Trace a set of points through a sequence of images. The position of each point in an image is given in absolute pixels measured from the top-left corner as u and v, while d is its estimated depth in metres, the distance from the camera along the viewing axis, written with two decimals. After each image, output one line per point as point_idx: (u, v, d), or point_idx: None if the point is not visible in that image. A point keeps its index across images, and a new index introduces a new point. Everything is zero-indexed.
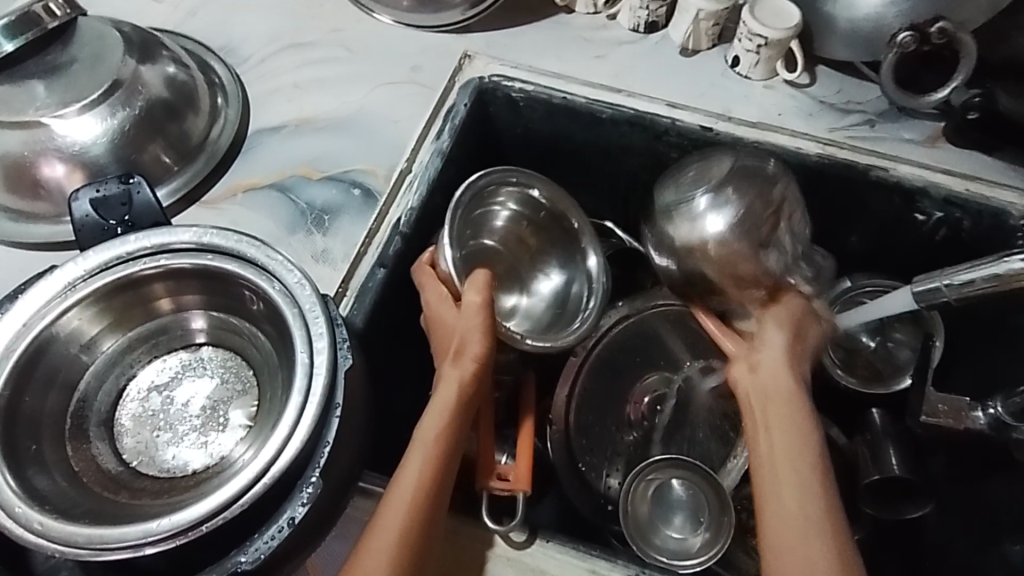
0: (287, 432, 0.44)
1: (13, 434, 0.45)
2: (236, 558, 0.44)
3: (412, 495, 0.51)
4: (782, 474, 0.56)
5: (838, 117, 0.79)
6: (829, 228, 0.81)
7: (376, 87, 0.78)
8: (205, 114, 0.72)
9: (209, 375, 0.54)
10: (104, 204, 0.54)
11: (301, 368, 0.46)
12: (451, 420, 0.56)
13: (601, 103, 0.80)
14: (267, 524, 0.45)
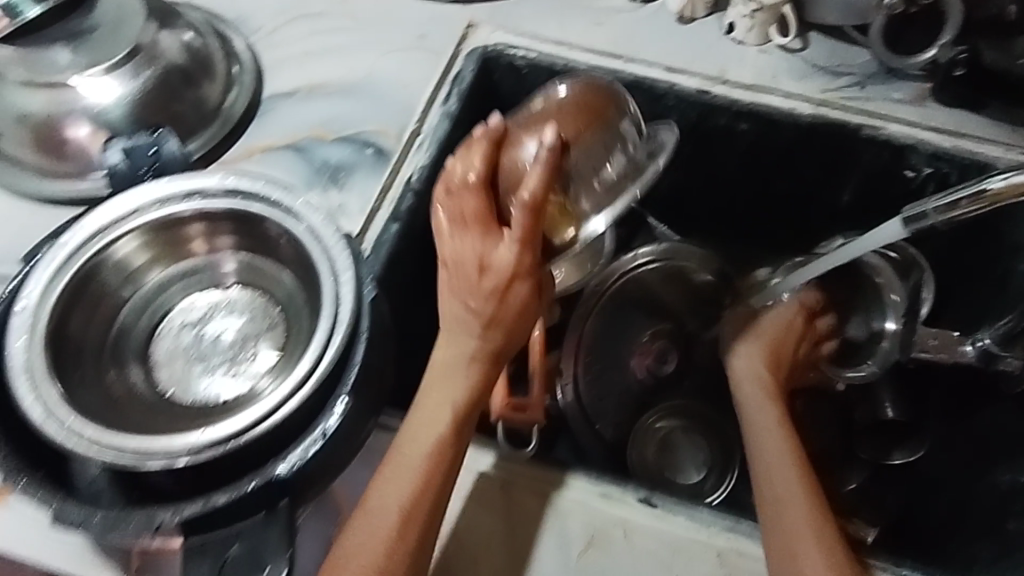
0: (313, 354, 0.48)
1: (61, 356, 0.48)
2: (273, 468, 0.47)
3: (413, 494, 0.50)
4: (773, 454, 0.58)
5: (829, 78, 0.82)
6: (820, 185, 0.84)
7: (385, 54, 0.81)
8: (221, 79, 0.74)
9: (239, 312, 0.56)
10: (133, 154, 0.57)
11: (327, 295, 0.50)
12: (457, 430, 0.54)
13: (601, 69, 0.83)
14: (300, 439, 0.48)
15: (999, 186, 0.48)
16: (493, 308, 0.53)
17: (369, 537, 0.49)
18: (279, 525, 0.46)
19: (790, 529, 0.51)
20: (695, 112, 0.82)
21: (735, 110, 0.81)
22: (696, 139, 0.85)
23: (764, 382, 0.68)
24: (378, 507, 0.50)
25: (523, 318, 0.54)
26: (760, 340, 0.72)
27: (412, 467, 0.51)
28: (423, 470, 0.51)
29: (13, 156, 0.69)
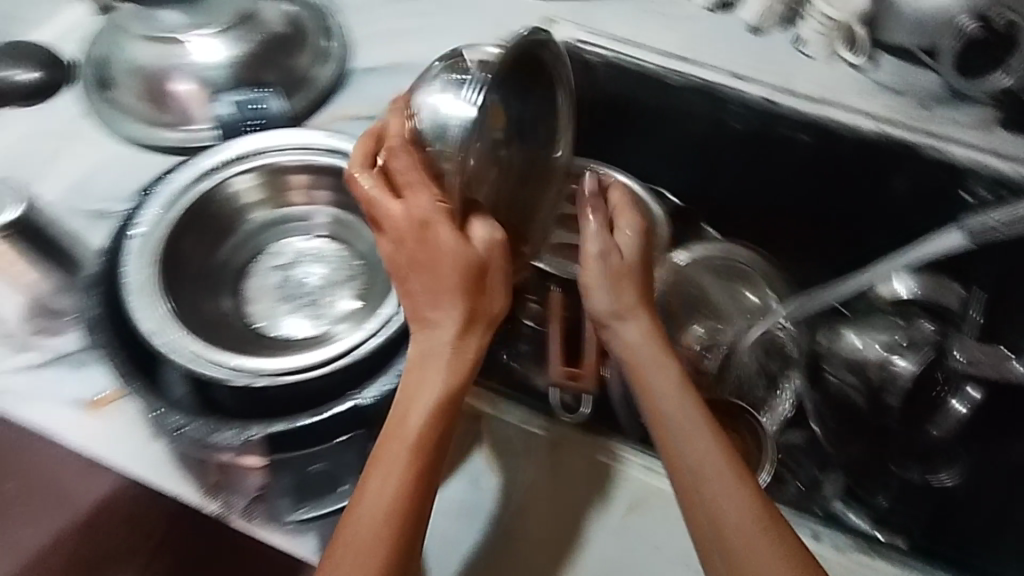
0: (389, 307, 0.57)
1: (177, 278, 0.58)
2: (356, 394, 0.53)
3: (390, 506, 0.48)
4: (694, 437, 0.54)
5: (895, 98, 0.84)
6: (868, 188, 0.83)
7: (467, 40, 0.85)
8: (313, 50, 0.79)
9: (323, 261, 0.64)
10: (241, 106, 0.72)
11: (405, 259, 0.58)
12: (429, 430, 0.50)
13: (670, 71, 0.86)
14: (379, 372, 0.54)
15: None
16: (434, 288, 0.52)
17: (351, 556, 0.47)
18: (355, 449, 0.54)
19: (737, 528, 0.50)
20: (759, 120, 0.85)
21: (797, 121, 0.84)
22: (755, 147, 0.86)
23: (657, 339, 0.59)
24: (356, 522, 0.48)
25: (450, 282, 0.52)
26: (602, 270, 0.61)
27: (385, 480, 0.49)
28: (400, 479, 0.49)
29: (118, 100, 0.74)
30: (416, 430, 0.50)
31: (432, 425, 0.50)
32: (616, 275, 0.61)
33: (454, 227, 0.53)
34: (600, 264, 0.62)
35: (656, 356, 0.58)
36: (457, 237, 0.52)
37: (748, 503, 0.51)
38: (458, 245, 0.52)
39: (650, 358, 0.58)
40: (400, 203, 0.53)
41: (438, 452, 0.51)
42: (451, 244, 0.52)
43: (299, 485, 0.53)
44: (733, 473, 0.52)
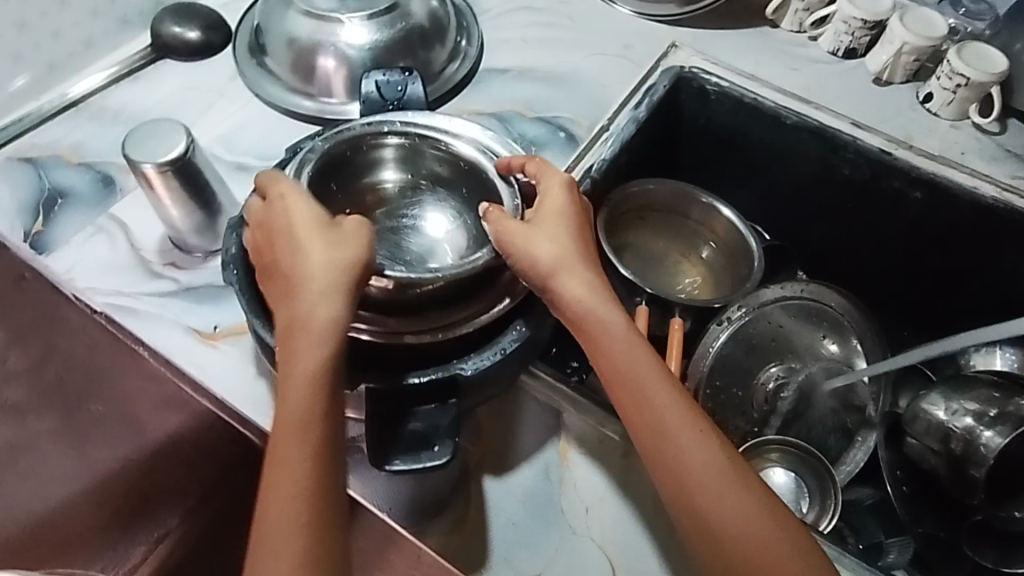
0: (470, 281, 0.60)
1: None
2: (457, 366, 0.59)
3: (303, 460, 0.51)
4: (652, 399, 0.55)
5: (1020, 167, 0.81)
6: (977, 255, 0.82)
7: (590, 55, 0.88)
8: (448, 49, 0.83)
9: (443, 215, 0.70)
10: (384, 87, 0.72)
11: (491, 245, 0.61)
12: (321, 385, 0.53)
13: (788, 109, 0.86)
14: (482, 350, 0.60)
15: None
16: (293, 261, 0.56)
17: (275, 508, 0.50)
18: (449, 413, 0.57)
19: (703, 482, 0.52)
20: (870, 169, 0.84)
21: (912, 176, 0.82)
22: (863, 198, 0.86)
23: (603, 294, 0.58)
24: (279, 476, 0.51)
25: (321, 241, 0.56)
26: (530, 225, 0.59)
27: (294, 435, 0.52)
28: (299, 431, 0.51)
29: (270, 67, 0.81)
30: (300, 406, 0.52)
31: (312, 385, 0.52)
32: (550, 230, 0.60)
33: (309, 200, 0.59)
34: (533, 222, 0.60)
35: (594, 329, 0.57)
36: (317, 210, 0.58)
37: (713, 456, 0.53)
38: (320, 219, 0.58)
39: (589, 326, 0.57)
40: (266, 206, 0.59)
41: (337, 398, 0.53)
42: (299, 216, 0.58)
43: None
44: (698, 434, 0.54)
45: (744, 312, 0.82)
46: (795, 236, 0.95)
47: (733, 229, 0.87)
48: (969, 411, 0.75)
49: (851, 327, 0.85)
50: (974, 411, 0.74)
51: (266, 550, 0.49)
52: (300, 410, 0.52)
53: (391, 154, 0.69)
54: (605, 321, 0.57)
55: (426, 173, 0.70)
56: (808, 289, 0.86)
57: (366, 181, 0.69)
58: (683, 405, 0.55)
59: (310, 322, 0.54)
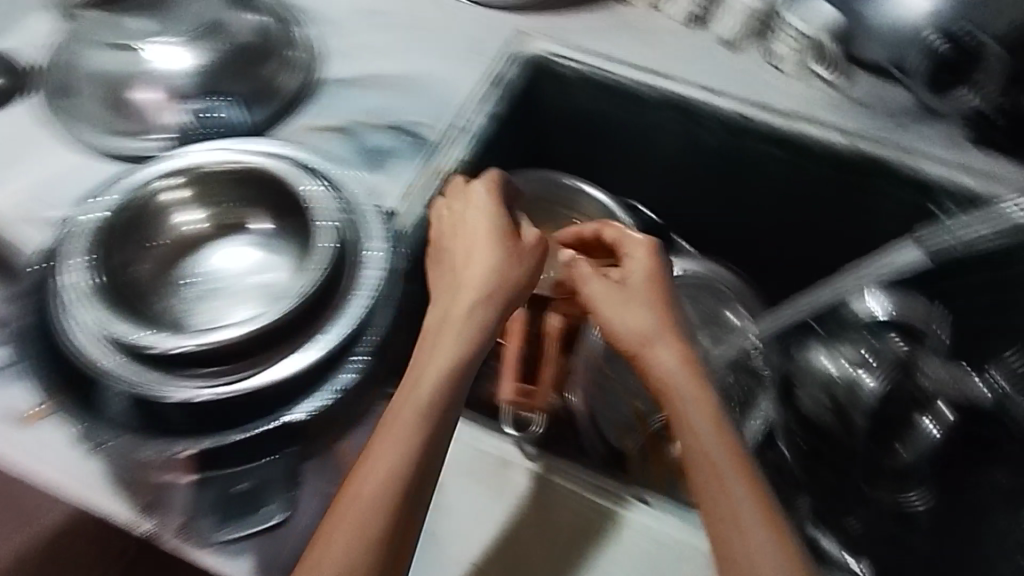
0: (304, 311, 0.58)
1: (120, 292, 0.60)
2: (286, 412, 0.57)
3: (394, 467, 0.50)
4: (717, 462, 0.52)
5: (866, 115, 0.83)
6: (842, 205, 0.84)
7: (437, 55, 0.85)
8: (282, 62, 0.79)
9: (257, 244, 0.67)
10: (198, 117, 0.73)
11: (321, 269, 0.60)
12: (432, 407, 0.53)
13: (644, 85, 0.85)
14: (311, 392, 0.58)
15: None
16: (464, 262, 0.61)
17: (350, 505, 0.48)
18: (286, 464, 0.56)
19: (733, 522, 0.50)
20: (729, 134, 0.84)
21: (769, 136, 0.83)
22: (729, 162, 0.86)
23: (691, 369, 0.57)
24: (364, 478, 0.50)
25: (482, 253, 0.62)
26: (620, 295, 0.62)
27: (401, 438, 0.51)
28: (407, 438, 0.51)
29: (83, 106, 0.75)
30: (409, 416, 0.52)
31: (434, 403, 0.53)
32: (636, 299, 0.62)
33: (489, 198, 0.66)
34: (617, 289, 0.63)
35: (670, 392, 0.56)
36: (496, 221, 0.64)
37: (752, 502, 0.50)
38: (487, 224, 0.64)
39: (665, 388, 0.56)
40: (463, 193, 0.67)
41: (446, 430, 0.53)
42: (468, 221, 0.64)
43: (223, 502, 0.55)
44: (744, 480, 0.51)
45: None
46: (672, 214, 0.95)
47: (608, 212, 0.86)
48: (853, 361, 0.76)
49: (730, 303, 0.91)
50: (859, 359, 0.76)
51: (327, 557, 0.46)
52: (410, 425, 0.52)
53: (176, 195, 0.66)
54: (687, 378, 0.56)
55: (228, 204, 0.67)
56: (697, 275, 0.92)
57: (166, 231, 0.66)
58: (730, 453, 0.52)
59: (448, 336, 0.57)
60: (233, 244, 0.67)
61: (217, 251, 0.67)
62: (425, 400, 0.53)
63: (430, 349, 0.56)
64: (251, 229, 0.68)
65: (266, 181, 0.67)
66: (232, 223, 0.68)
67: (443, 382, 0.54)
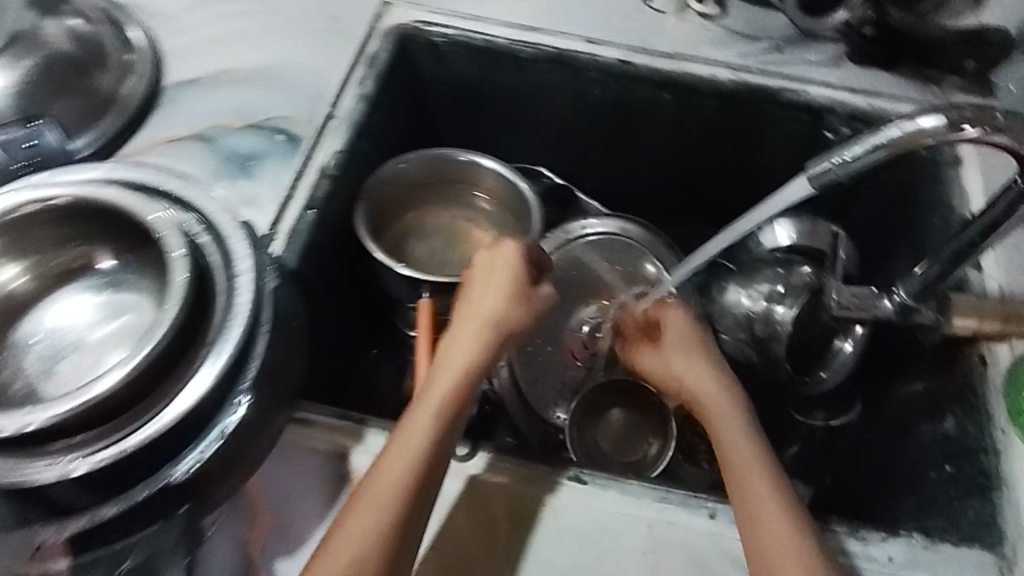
0: (171, 345, 0.45)
1: None
2: (172, 469, 0.46)
3: (406, 469, 0.50)
4: (748, 460, 0.55)
5: (746, 45, 0.81)
6: (737, 139, 0.83)
7: (294, 39, 0.77)
8: (116, 68, 0.70)
9: (106, 283, 0.53)
10: (10, 144, 0.62)
11: (182, 285, 0.45)
12: (444, 420, 0.53)
13: (521, 43, 0.81)
14: (199, 438, 0.47)
15: (895, 135, 0.46)
16: (468, 302, 0.62)
17: (357, 506, 0.48)
18: (177, 527, 0.47)
19: (761, 517, 0.51)
20: (617, 84, 0.81)
21: (657, 80, 0.80)
22: (620, 112, 0.84)
23: (731, 394, 0.61)
24: (378, 478, 0.49)
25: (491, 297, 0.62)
26: (665, 348, 0.68)
27: (408, 444, 0.51)
28: (425, 442, 0.51)
29: None
30: (420, 426, 0.52)
31: (446, 412, 0.54)
32: (684, 349, 0.67)
33: (509, 251, 0.65)
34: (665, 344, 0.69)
35: (714, 414, 0.60)
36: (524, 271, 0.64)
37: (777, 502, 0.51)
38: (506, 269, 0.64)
39: (710, 410, 0.61)
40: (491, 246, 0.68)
41: (451, 443, 0.53)
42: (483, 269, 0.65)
43: None
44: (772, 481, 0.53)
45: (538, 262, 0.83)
46: (573, 172, 0.93)
47: (506, 183, 0.82)
48: (761, 293, 0.78)
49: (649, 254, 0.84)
50: (766, 291, 0.78)
51: (334, 548, 0.46)
52: (425, 436, 0.52)
53: None
54: (723, 405, 0.60)
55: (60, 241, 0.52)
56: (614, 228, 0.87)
57: None
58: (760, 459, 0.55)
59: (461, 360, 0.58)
60: (81, 289, 0.53)
61: (58, 302, 0.53)
62: (439, 412, 0.53)
63: (444, 365, 0.57)
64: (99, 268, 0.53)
65: (88, 203, 0.49)
66: (71, 265, 0.53)
67: (455, 396, 0.55)
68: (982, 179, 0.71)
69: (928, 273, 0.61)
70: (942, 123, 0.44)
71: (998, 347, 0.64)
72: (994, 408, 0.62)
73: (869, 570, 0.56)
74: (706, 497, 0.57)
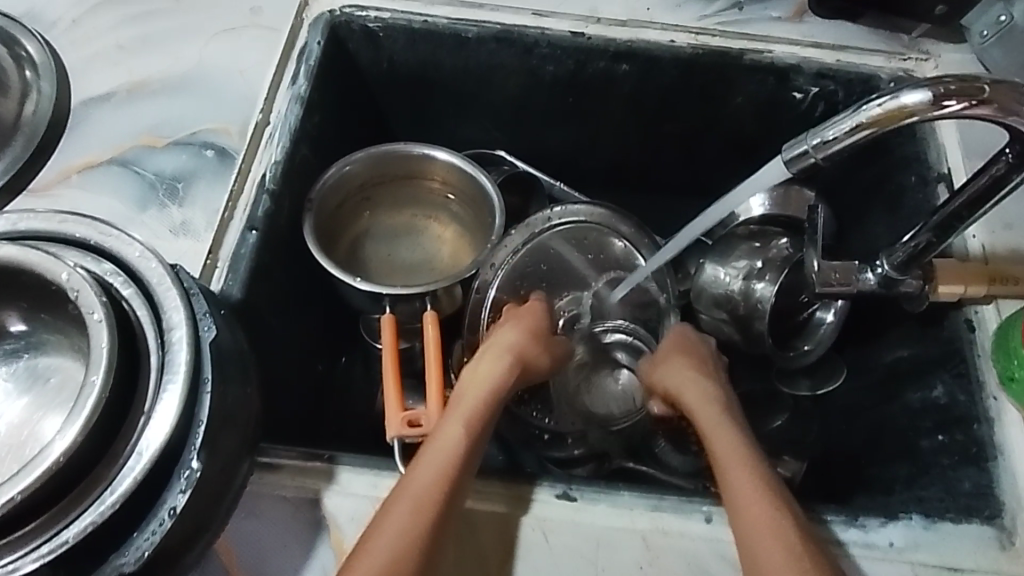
0: (102, 421, 0.39)
1: None
2: (117, 561, 0.41)
3: (438, 473, 0.51)
4: (745, 452, 0.56)
5: (704, 5, 0.76)
6: (704, 106, 0.79)
7: (213, 38, 0.70)
8: (16, 93, 0.63)
9: (26, 352, 0.48)
10: None
11: (106, 353, 0.39)
12: (473, 438, 0.55)
13: (463, 22, 0.74)
14: (146, 520, 0.42)
15: (874, 114, 0.42)
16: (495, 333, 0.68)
17: (394, 510, 0.49)
18: None
19: (744, 504, 0.51)
20: (571, 58, 0.76)
21: (613, 52, 0.75)
22: (577, 87, 0.79)
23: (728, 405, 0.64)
24: (409, 484, 0.50)
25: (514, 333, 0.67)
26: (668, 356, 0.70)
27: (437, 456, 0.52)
28: (453, 454, 0.52)
29: None
30: (452, 444, 0.53)
31: (474, 431, 0.55)
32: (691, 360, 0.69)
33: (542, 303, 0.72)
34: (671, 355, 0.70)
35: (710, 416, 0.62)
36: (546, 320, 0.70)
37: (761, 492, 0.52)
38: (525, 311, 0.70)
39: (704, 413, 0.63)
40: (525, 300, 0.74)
41: (478, 456, 0.54)
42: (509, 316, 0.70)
43: None
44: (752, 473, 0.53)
45: (508, 258, 0.77)
46: (533, 151, 0.88)
47: (463, 177, 0.77)
48: (738, 271, 0.74)
49: (615, 233, 0.79)
50: (743, 269, 0.74)
51: (368, 552, 0.46)
52: (451, 446, 0.53)
53: None
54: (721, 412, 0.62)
55: None
56: (581, 209, 0.79)
57: None
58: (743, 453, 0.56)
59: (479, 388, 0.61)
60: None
61: None
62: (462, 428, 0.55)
63: (464, 397, 0.59)
64: (13, 333, 0.48)
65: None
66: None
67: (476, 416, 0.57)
68: (958, 132, 0.68)
69: (908, 250, 0.58)
70: (924, 98, 0.41)
71: (984, 307, 0.62)
72: (986, 373, 0.60)
73: (873, 558, 0.54)
74: (701, 502, 0.55)
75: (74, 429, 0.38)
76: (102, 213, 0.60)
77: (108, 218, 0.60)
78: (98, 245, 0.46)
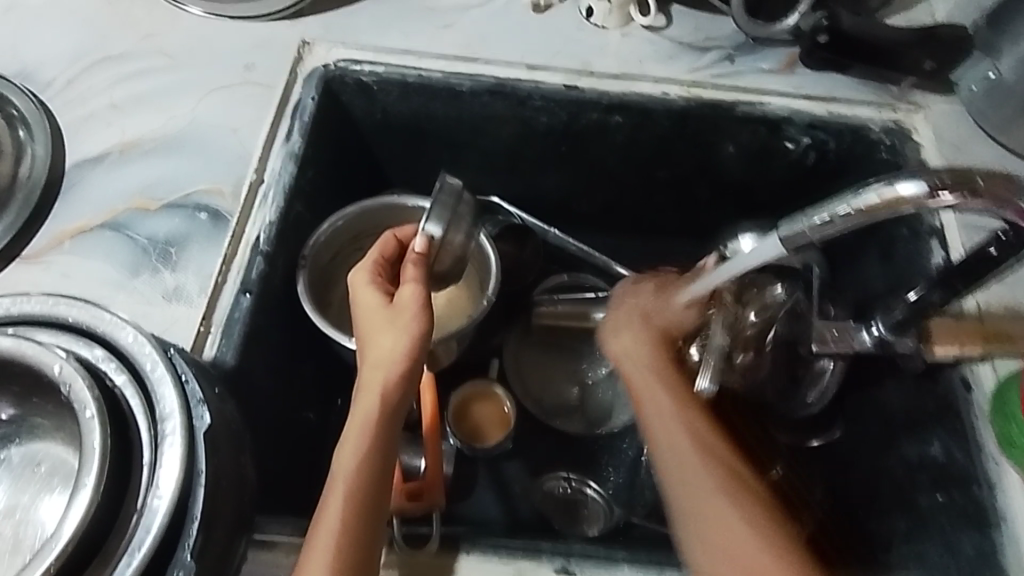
0: (94, 522, 0.39)
1: None
2: None
3: (341, 511, 0.48)
4: (683, 459, 0.54)
5: (696, 57, 0.76)
6: (698, 159, 0.78)
7: (206, 96, 0.70)
8: (10, 154, 0.64)
9: (22, 437, 0.49)
10: None
11: (99, 453, 0.40)
12: (371, 443, 0.51)
13: (458, 76, 0.74)
14: None
15: (872, 200, 0.45)
16: (363, 340, 0.55)
17: (308, 558, 0.47)
18: None
19: (705, 528, 0.51)
20: (565, 111, 0.74)
21: (605, 104, 0.74)
22: (571, 139, 0.77)
23: (659, 370, 0.60)
24: (321, 526, 0.48)
25: (389, 334, 0.54)
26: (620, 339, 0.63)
27: (338, 492, 0.49)
28: (359, 471, 0.50)
29: None
30: (352, 460, 0.50)
31: (371, 433, 0.51)
32: (640, 344, 0.62)
33: (365, 287, 0.57)
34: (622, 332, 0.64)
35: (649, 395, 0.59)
36: (376, 303, 0.55)
37: (720, 492, 0.52)
38: (381, 307, 0.55)
39: (643, 388, 0.59)
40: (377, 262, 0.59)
41: (386, 455, 0.52)
42: (367, 316, 0.55)
43: None
44: (708, 465, 0.54)
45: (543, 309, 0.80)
46: (526, 198, 0.86)
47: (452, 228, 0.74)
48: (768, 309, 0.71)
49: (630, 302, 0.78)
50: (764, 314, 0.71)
51: None
52: (353, 461, 0.50)
53: None
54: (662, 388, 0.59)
55: None
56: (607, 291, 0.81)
57: None
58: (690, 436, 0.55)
59: (370, 399, 0.52)
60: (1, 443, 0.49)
61: None
62: (367, 423, 0.52)
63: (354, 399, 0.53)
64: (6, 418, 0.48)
65: None
66: None
67: (370, 432, 0.51)
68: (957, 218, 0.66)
69: (908, 308, 0.58)
70: (920, 189, 0.43)
71: (980, 365, 0.62)
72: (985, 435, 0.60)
73: None
74: None
75: (64, 531, 0.38)
76: (94, 280, 0.60)
77: (98, 286, 0.60)
78: (89, 329, 0.47)
